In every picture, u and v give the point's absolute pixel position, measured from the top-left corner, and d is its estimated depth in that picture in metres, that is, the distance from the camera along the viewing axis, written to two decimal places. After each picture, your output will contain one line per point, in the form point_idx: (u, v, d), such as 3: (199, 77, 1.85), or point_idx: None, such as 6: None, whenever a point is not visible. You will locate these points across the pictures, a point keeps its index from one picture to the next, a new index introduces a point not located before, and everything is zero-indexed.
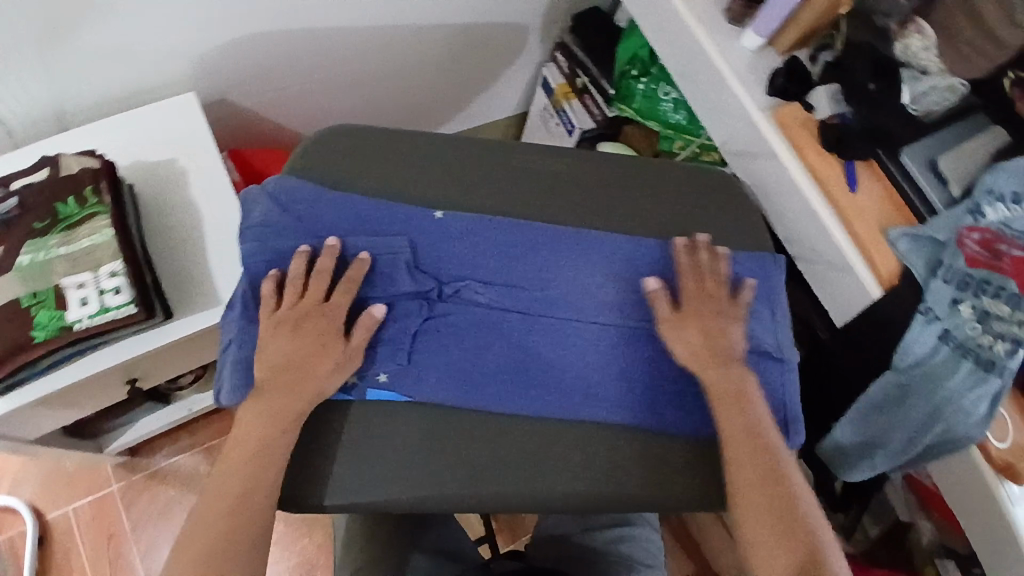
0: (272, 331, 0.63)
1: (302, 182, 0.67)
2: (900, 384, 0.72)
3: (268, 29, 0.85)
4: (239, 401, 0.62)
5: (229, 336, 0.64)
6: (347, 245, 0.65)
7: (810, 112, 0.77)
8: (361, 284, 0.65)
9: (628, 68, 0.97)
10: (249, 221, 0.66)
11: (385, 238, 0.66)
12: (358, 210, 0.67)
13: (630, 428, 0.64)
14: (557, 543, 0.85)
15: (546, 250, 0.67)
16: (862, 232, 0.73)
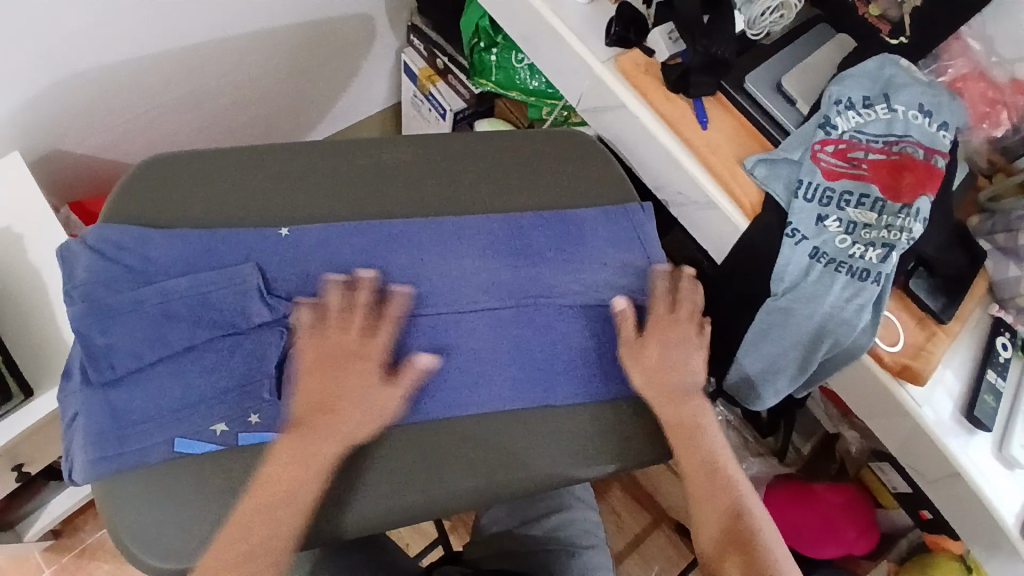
0: (122, 393, 0.59)
1: (124, 228, 0.63)
2: (788, 307, 0.71)
3: (82, 68, 0.79)
4: (96, 475, 0.57)
5: (73, 409, 0.59)
6: (183, 284, 0.61)
7: (652, 56, 0.76)
8: (208, 324, 0.60)
9: (476, 41, 0.94)
10: (72, 282, 0.61)
11: (228, 269, 0.62)
12: (193, 247, 0.63)
13: (528, 407, 0.62)
14: (499, 538, 0.80)
15: (407, 247, 0.66)
16: (720, 166, 0.73)
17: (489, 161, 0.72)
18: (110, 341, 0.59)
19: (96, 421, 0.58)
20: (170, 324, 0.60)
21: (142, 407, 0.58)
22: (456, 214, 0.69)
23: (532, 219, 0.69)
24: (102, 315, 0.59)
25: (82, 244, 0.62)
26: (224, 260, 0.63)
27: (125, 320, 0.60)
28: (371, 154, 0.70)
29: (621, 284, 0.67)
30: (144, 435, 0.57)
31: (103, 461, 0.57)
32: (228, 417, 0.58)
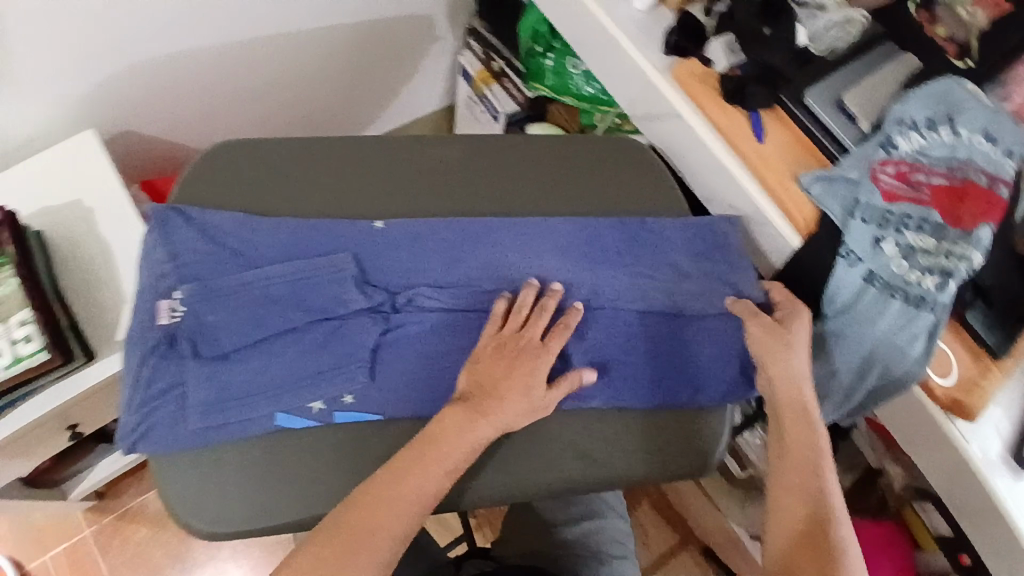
0: (217, 368, 0.62)
1: (228, 215, 0.66)
2: (842, 330, 0.71)
3: (158, 54, 0.83)
4: (175, 446, 0.60)
5: (167, 380, 0.61)
6: (287, 268, 0.64)
7: (709, 65, 0.75)
8: (303, 306, 0.64)
9: (533, 45, 0.95)
10: (181, 259, 0.64)
11: (327, 257, 0.65)
12: (294, 236, 0.65)
13: (605, 408, 0.65)
14: (528, 538, 0.80)
15: (487, 244, 0.68)
16: (772, 179, 0.72)
17: (560, 168, 0.73)
18: (219, 318, 0.62)
19: (199, 395, 0.60)
20: (271, 307, 0.63)
21: (245, 382, 0.61)
22: (538, 214, 0.71)
23: (607, 226, 0.71)
24: (214, 295, 0.63)
25: (188, 222, 0.65)
26: (323, 247, 0.66)
27: (233, 299, 0.63)
28: (426, 149, 0.72)
29: (690, 296, 0.70)
30: (245, 408, 0.60)
31: (205, 431, 0.60)
32: (325, 396, 0.61)
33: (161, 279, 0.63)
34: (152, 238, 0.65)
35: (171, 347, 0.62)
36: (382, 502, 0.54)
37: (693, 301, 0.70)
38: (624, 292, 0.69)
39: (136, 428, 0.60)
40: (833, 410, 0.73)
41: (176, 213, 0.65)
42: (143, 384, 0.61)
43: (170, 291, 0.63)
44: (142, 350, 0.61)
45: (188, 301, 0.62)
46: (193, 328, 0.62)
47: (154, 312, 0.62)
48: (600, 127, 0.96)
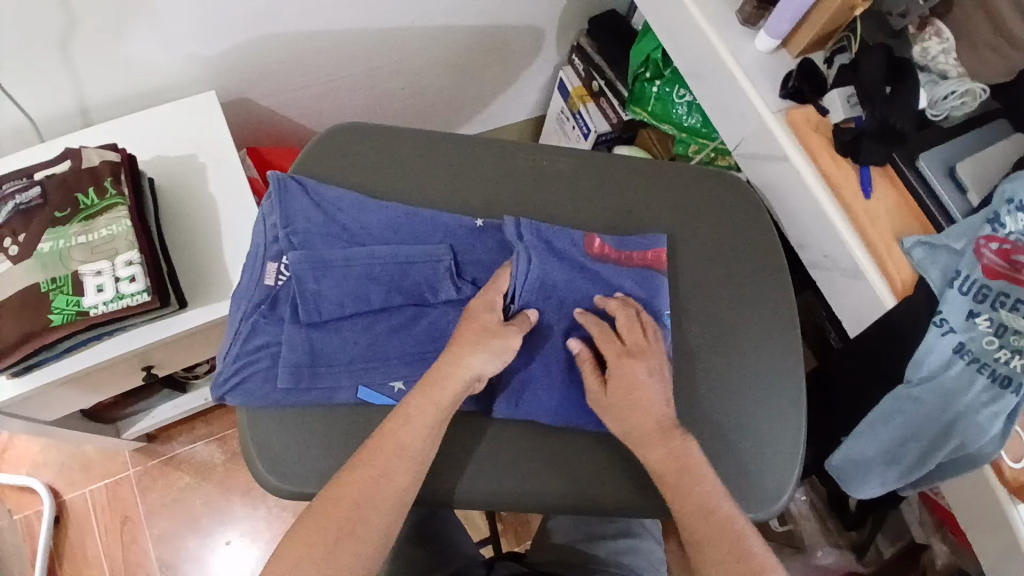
0: (308, 337, 0.64)
1: (343, 192, 0.68)
2: (916, 398, 0.70)
3: (288, 30, 0.87)
4: (254, 402, 0.63)
5: (264, 338, 0.64)
6: (389, 251, 0.66)
7: (825, 115, 0.75)
8: (400, 290, 0.65)
9: (642, 70, 0.97)
10: (293, 227, 0.66)
11: (428, 246, 0.66)
12: (401, 222, 0.67)
13: None
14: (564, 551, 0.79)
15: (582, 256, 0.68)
16: (876, 237, 0.71)
17: (663, 197, 0.74)
18: (319, 288, 0.64)
19: (292, 357, 0.63)
20: (370, 285, 0.65)
21: (336, 352, 0.64)
22: (630, 232, 0.72)
23: (699, 257, 0.72)
24: (318, 264, 0.64)
25: (305, 192, 0.67)
26: (426, 236, 0.67)
27: (336, 273, 0.64)
28: (535, 156, 0.74)
29: (772, 338, 0.70)
30: (334, 377, 0.63)
31: (290, 391, 0.62)
32: (408, 377, 0.63)
33: (273, 243, 0.66)
34: (270, 203, 0.68)
35: (272, 309, 0.65)
36: (363, 482, 0.55)
37: (774, 343, 0.70)
38: (706, 327, 0.70)
39: (228, 379, 0.63)
40: (896, 475, 0.72)
41: (291, 181, 0.67)
42: (240, 338, 0.64)
43: (278, 255, 0.66)
44: (247, 307, 0.65)
45: (294, 267, 0.64)
46: (295, 293, 0.64)
47: (263, 272, 0.65)
48: (695, 158, 0.98)
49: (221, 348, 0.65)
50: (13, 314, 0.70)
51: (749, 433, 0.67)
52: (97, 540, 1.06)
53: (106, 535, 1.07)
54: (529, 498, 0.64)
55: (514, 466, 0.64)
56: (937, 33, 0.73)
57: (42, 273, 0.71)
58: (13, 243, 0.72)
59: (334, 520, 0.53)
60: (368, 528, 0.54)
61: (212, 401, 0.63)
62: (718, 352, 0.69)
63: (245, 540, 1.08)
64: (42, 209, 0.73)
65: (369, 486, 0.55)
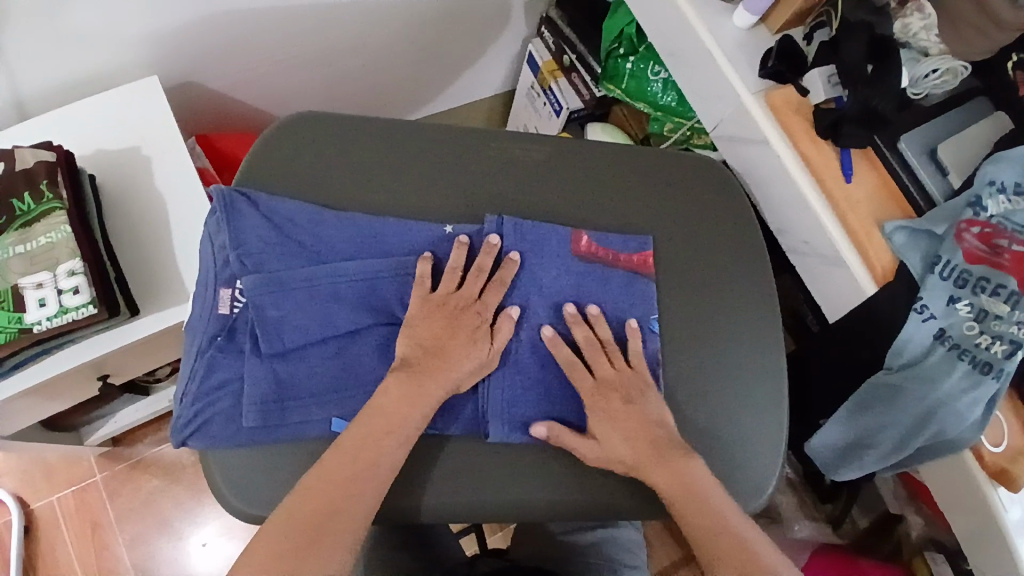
0: (272, 368, 0.61)
1: (297, 204, 0.64)
2: (894, 386, 0.69)
3: (231, 8, 0.80)
4: (214, 444, 0.60)
5: (228, 374, 0.61)
6: (354, 268, 0.62)
7: (805, 95, 0.72)
8: (367, 309, 0.62)
9: (616, 46, 0.93)
10: (244, 248, 0.62)
11: (395, 258, 0.63)
12: (365, 233, 0.63)
13: None
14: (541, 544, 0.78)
15: (548, 261, 0.65)
16: (856, 224, 0.69)
17: (639, 187, 0.71)
18: (281, 314, 0.61)
19: (259, 391, 0.60)
20: (335, 306, 0.61)
21: (302, 382, 0.61)
22: (608, 224, 0.69)
23: (679, 249, 0.69)
24: (274, 289, 0.61)
25: (254, 208, 0.62)
26: (387, 252, 0.64)
27: (297, 295, 0.61)
28: (506, 145, 0.70)
29: (752, 331, 0.69)
30: (304, 410, 0.60)
31: (257, 429, 0.60)
32: None
33: (225, 267, 0.63)
34: (217, 221, 0.63)
35: (230, 340, 0.62)
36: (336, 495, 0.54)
37: (756, 337, 0.68)
38: (685, 322, 0.68)
39: (191, 422, 0.60)
40: (874, 461, 0.73)
41: (226, 196, 0.62)
42: (200, 374, 0.61)
43: (231, 280, 0.62)
44: (203, 340, 0.61)
45: (250, 294, 0.60)
46: (252, 322, 0.61)
47: (216, 301, 0.62)
48: (671, 137, 0.95)
49: (176, 384, 0.62)
50: None
51: (731, 430, 0.66)
52: (68, 548, 1.03)
53: (78, 542, 1.04)
54: (509, 507, 0.62)
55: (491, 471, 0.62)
56: (919, 8, 0.69)
57: None
58: None
59: (304, 535, 0.52)
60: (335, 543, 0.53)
61: (174, 448, 0.60)
62: (697, 347, 0.67)
63: (221, 540, 1.06)
64: None
65: (340, 496, 0.54)
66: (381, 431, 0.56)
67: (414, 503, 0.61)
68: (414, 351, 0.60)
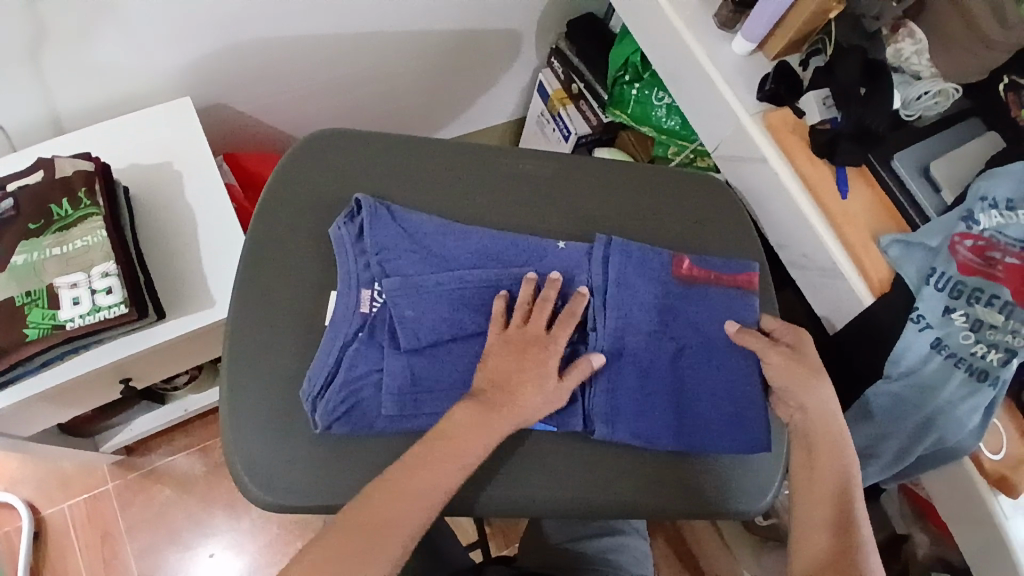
0: (410, 364, 0.63)
1: (425, 218, 0.69)
2: (893, 395, 0.71)
3: (262, 35, 0.86)
4: (350, 431, 0.62)
5: (364, 368, 0.63)
6: (482, 276, 0.66)
7: (801, 117, 0.76)
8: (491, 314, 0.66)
9: (622, 73, 0.98)
10: (383, 253, 0.67)
11: (514, 267, 0.67)
12: (486, 244, 0.68)
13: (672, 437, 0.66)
14: (550, 552, 0.79)
15: (652, 276, 0.68)
16: (853, 238, 0.71)
17: (643, 201, 0.74)
18: (417, 313, 0.64)
19: (397, 383, 0.62)
20: (463, 308, 0.65)
21: (435, 377, 0.63)
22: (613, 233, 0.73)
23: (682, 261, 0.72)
24: (411, 290, 0.65)
25: (393, 221, 0.68)
26: (513, 263, 0.68)
27: (432, 297, 0.65)
28: (516, 160, 0.74)
29: None
30: (436, 402, 0.63)
31: (394, 419, 0.62)
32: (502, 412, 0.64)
33: (364, 270, 0.67)
34: (357, 227, 0.68)
35: (370, 337, 0.65)
36: (394, 508, 0.56)
37: None
38: None
39: (331, 411, 0.61)
40: (877, 471, 0.74)
41: (372, 205, 0.68)
42: (341, 369, 0.63)
43: (370, 282, 0.66)
44: (345, 336, 0.64)
45: (389, 293, 0.65)
46: (390, 320, 0.65)
47: (357, 300, 0.65)
48: (675, 159, 0.98)
49: (312, 376, 0.63)
50: None
51: None
52: (78, 556, 1.05)
53: (87, 550, 1.05)
54: (515, 504, 0.63)
55: (530, 467, 0.64)
56: (910, 34, 0.74)
57: (16, 287, 0.69)
58: None
59: (358, 544, 0.54)
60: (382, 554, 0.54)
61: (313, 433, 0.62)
62: None
63: (228, 551, 1.07)
64: (15, 220, 0.72)
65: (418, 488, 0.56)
66: (477, 436, 0.59)
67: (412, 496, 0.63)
68: (490, 382, 0.61)
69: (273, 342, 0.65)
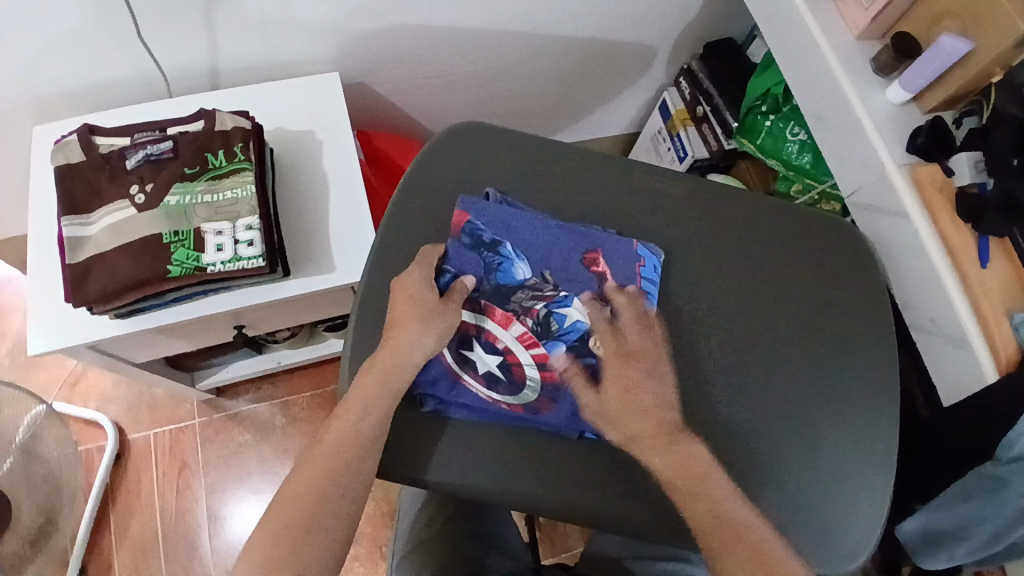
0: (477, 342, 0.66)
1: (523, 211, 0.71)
2: (998, 476, 0.68)
3: (415, 23, 0.89)
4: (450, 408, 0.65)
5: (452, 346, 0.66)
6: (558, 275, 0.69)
7: (950, 176, 0.74)
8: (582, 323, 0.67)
9: (758, 103, 0.97)
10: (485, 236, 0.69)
11: (596, 266, 0.69)
12: (568, 240, 0.70)
13: (772, 478, 0.65)
14: (607, 563, 0.79)
15: (546, 262, 0.70)
16: (988, 311, 0.69)
17: (772, 237, 0.74)
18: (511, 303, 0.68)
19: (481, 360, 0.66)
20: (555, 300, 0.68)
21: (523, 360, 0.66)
22: (738, 262, 0.73)
23: (805, 304, 0.72)
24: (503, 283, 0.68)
25: (498, 211, 0.70)
26: (558, 261, 0.69)
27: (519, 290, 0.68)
28: (650, 179, 0.75)
29: (866, 392, 0.69)
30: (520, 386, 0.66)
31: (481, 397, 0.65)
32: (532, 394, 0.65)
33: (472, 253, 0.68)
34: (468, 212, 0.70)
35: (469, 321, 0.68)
36: (318, 482, 0.59)
37: (868, 400, 0.69)
38: (796, 373, 0.69)
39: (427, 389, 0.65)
40: (965, 552, 0.72)
41: (497, 197, 0.72)
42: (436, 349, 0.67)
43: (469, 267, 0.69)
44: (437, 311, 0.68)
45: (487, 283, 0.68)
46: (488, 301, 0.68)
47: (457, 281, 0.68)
48: (799, 197, 0.97)
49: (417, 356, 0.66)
50: (132, 258, 0.72)
51: (834, 488, 0.66)
52: (153, 480, 1.11)
53: (162, 477, 1.11)
54: (575, 508, 0.63)
55: (460, 455, 0.64)
56: None
57: (165, 225, 0.74)
58: (140, 191, 0.75)
59: (291, 535, 0.56)
60: (322, 527, 0.57)
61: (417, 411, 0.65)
62: (809, 398, 0.68)
63: None
64: (172, 163, 0.76)
65: (333, 469, 0.59)
66: (371, 403, 0.61)
67: (469, 480, 0.63)
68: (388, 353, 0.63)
69: None
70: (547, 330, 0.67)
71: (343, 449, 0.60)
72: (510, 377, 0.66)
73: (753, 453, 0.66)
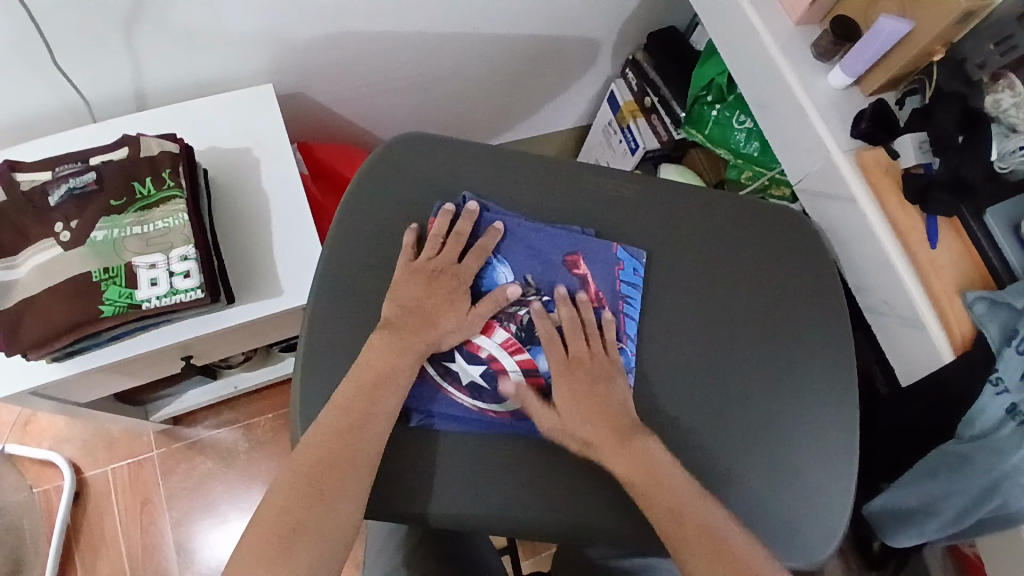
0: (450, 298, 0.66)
1: (503, 214, 0.70)
2: (959, 454, 0.69)
3: (349, 31, 0.86)
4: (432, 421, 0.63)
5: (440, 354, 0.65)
6: (541, 279, 0.69)
7: (895, 158, 0.73)
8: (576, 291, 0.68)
9: (704, 93, 0.96)
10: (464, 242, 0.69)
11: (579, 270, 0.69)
12: (550, 243, 0.69)
13: (737, 478, 0.64)
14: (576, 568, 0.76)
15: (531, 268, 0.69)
16: (938, 288, 0.69)
17: (722, 231, 0.73)
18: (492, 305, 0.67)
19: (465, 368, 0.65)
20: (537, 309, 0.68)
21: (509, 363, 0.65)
22: (690, 260, 0.71)
23: (759, 297, 0.71)
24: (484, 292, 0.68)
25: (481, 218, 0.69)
26: (543, 264, 0.69)
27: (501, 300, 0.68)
28: (597, 180, 0.73)
29: (825, 382, 0.69)
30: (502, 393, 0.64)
31: (462, 406, 0.63)
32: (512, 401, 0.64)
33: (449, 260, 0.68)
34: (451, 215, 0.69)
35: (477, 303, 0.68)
36: (322, 483, 0.56)
37: (828, 390, 0.68)
38: (756, 369, 0.68)
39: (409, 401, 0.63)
40: (933, 530, 0.73)
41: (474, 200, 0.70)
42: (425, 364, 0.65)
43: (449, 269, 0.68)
44: None
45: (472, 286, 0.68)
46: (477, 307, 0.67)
47: None
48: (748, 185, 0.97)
49: None
50: (62, 300, 0.68)
51: (802, 483, 0.64)
52: (115, 519, 1.07)
53: (124, 513, 1.07)
54: (540, 526, 0.61)
55: (416, 482, 0.61)
56: (1010, 85, 0.67)
57: (94, 262, 0.70)
58: (65, 228, 0.71)
59: (293, 529, 0.54)
60: (324, 534, 0.55)
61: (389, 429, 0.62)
62: (769, 393, 0.68)
63: None
64: (98, 195, 0.72)
65: (333, 461, 0.57)
66: (390, 370, 0.61)
67: (424, 508, 0.60)
68: (398, 312, 0.63)
69: (339, 339, 0.65)
70: (529, 335, 0.66)
71: (351, 442, 0.57)
72: (494, 385, 0.64)
73: (718, 453, 0.65)
